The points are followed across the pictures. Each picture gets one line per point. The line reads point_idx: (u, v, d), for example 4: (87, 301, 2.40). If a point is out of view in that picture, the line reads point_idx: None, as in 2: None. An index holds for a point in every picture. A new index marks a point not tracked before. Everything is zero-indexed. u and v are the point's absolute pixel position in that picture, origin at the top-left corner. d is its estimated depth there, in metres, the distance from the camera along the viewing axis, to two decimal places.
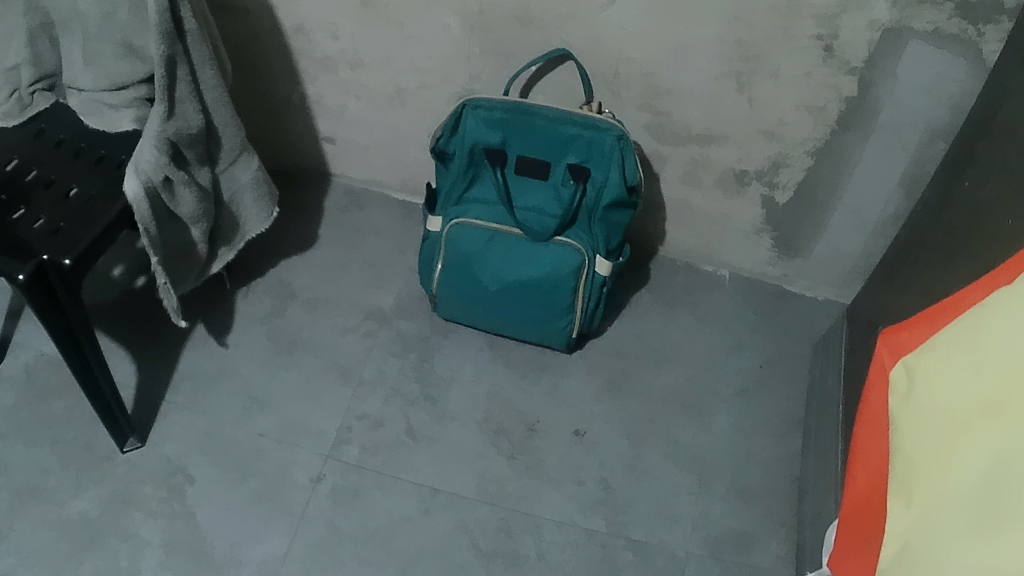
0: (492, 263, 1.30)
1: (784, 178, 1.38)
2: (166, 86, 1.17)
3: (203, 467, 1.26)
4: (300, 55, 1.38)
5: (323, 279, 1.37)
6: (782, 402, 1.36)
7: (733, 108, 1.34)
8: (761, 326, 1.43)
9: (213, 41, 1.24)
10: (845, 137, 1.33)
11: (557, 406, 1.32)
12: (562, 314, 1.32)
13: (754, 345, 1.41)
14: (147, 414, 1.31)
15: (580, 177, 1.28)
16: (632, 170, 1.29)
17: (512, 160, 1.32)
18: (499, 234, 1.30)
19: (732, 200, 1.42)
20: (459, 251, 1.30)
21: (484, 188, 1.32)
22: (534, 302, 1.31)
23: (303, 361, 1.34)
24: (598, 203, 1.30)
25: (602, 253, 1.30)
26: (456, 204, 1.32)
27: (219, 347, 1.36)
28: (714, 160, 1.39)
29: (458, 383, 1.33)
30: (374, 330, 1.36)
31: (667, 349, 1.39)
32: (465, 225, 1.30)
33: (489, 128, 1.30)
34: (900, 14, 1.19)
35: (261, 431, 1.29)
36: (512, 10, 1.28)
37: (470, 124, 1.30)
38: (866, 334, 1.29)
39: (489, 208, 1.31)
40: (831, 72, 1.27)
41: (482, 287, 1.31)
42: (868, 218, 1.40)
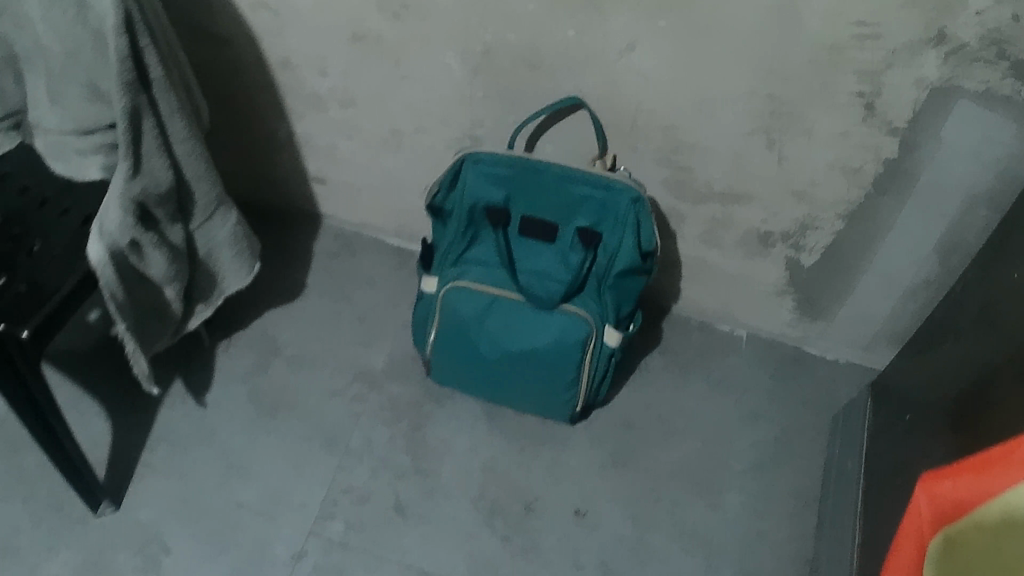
0: (491, 332, 1.20)
1: (812, 241, 1.27)
2: (130, 142, 1.07)
3: (181, 535, 1.15)
4: (287, 91, 1.29)
5: (312, 335, 1.28)
6: (799, 483, 1.26)
7: (761, 166, 1.23)
8: (779, 394, 1.33)
9: (185, 88, 1.13)
10: (879, 200, 1.23)
11: (557, 482, 1.22)
12: (565, 388, 1.22)
13: (769, 416, 1.31)
14: (121, 475, 1.20)
15: (591, 241, 1.18)
16: (648, 235, 1.19)
17: (516, 219, 1.22)
18: (500, 300, 1.20)
19: (753, 261, 1.29)
20: (455, 317, 1.20)
21: (485, 249, 1.22)
22: (536, 374, 1.22)
23: (285, 426, 1.23)
24: (609, 269, 1.20)
25: (613, 322, 1.20)
26: (453, 264, 1.22)
27: (197, 407, 1.25)
28: (734, 219, 1.28)
29: (451, 455, 1.23)
30: (364, 392, 1.25)
31: (676, 419, 1.29)
32: (463, 289, 1.20)
33: (491, 184, 1.20)
34: (949, 74, 1.08)
35: (240, 501, 1.18)
36: (519, 53, 1.19)
37: (471, 180, 1.20)
38: (891, 422, 1.18)
39: (490, 270, 1.21)
40: (870, 131, 1.18)
41: (480, 356, 1.22)
42: (899, 283, 1.30)
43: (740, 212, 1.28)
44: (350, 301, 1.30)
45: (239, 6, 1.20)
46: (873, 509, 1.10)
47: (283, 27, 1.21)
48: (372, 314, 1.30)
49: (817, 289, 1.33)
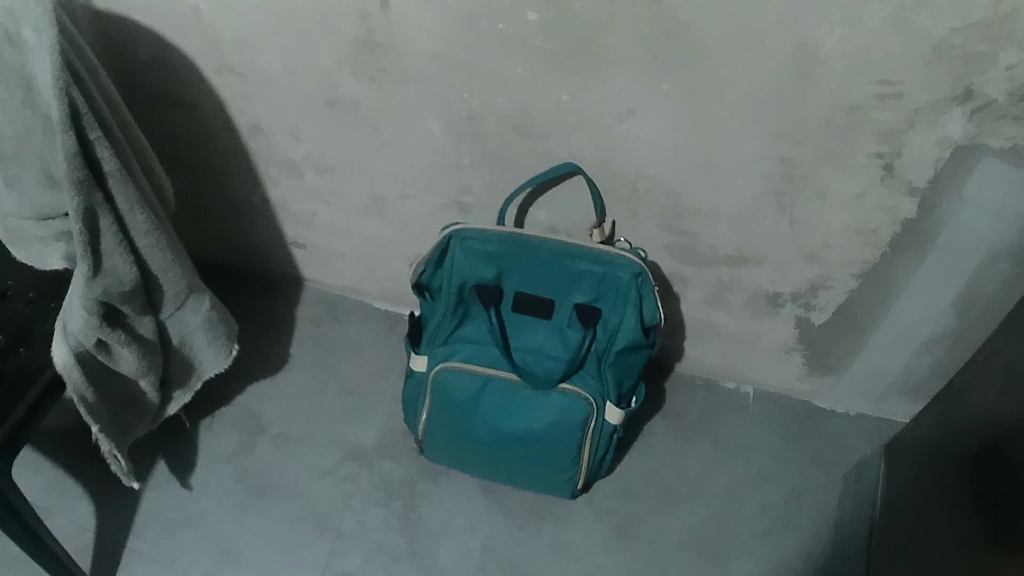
0: (487, 414, 1.14)
1: (824, 300, 1.22)
2: (88, 244, 0.99)
3: None
4: (259, 156, 1.23)
5: (300, 411, 1.22)
6: (812, 551, 1.18)
7: (770, 229, 1.18)
8: (789, 455, 1.26)
9: (135, 173, 1.05)
10: (894, 261, 1.17)
11: (558, 561, 1.15)
12: (566, 467, 1.16)
13: (779, 476, 1.25)
14: (108, 558, 1.10)
15: (590, 320, 1.13)
16: (651, 310, 1.14)
17: (509, 296, 1.17)
18: (494, 380, 1.13)
19: (761, 319, 1.25)
20: (447, 397, 1.14)
21: (476, 327, 1.16)
22: (535, 455, 1.16)
23: (276, 509, 1.15)
24: (609, 347, 1.15)
25: (614, 400, 1.14)
26: (443, 344, 1.16)
27: (183, 489, 1.17)
28: (746, 281, 1.23)
29: (447, 536, 1.16)
30: (355, 471, 1.19)
31: (682, 486, 1.23)
32: (455, 368, 1.13)
33: (482, 262, 1.14)
34: (974, 132, 1.02)
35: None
36: (508, 117, 1.12)
37: (461, 258, 1.14)
38: (893, 505, 1.10)
39: (483, 349, 1.14)
40: (888, 194, 1.12)
41: (474, 437, 1.16)
42: (912, 339, 1.23)
43: (747, 275, 1.23)
44: (339, 373, 1.25)
45: (204, 70, 1.16)
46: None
47: (252, 91, 1.16)
48: (362, 387, 1.25)
49: (827, 343, 1.27)
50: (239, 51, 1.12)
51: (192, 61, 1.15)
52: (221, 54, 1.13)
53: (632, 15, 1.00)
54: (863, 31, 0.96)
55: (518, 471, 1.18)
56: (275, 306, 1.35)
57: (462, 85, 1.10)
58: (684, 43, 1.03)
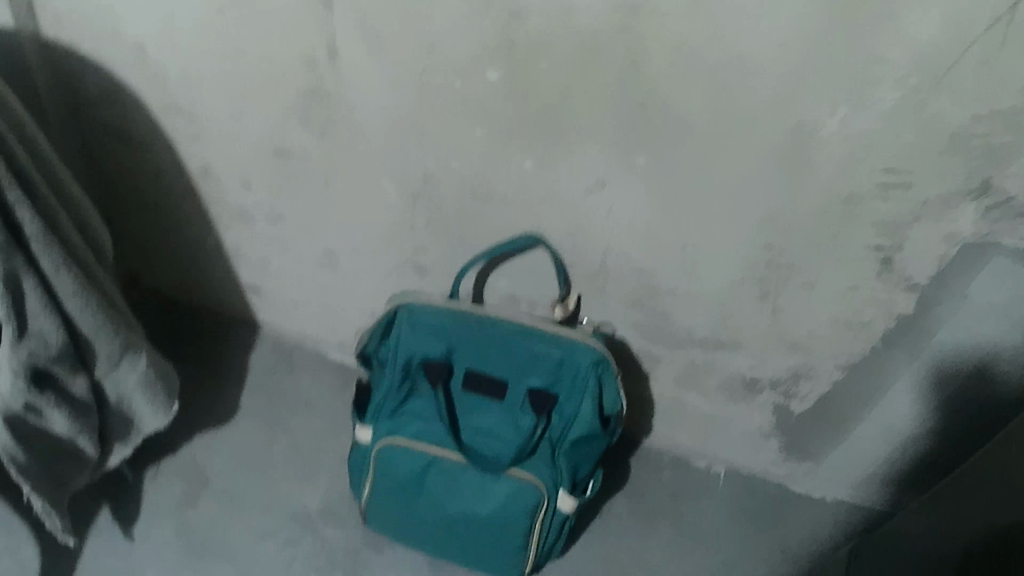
0: (432, 492, 1.12)
1: (805, 389, 1.14)
2: (11, 306, 0.93)
3: None
4: (212, 201, 1.20)
5: (245, 467, 1.17)
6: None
7: (752, 314, 1.12)
8: (755, 544, 1.18)
9: (62, 230, 0.99)
10: (883, 358, 1.08)
11: None
12: (511, 552, 1.13)
13: (746, 567, 1.16)
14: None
15: (545, 406, 1.13)
16: (610, 400, 1.16)
17: (458, 377, 1.16)
18: (441, 460, 1.12)
19: (735, 404, 1.19)
20: (391, 472, 1.12)
21: (422, 403, 1.14)
22: (483, 535, 1.13)
23: (214, 568, 1.08)
24: (561, 435, 1.15)
25: (567, 488, 1.13)
26: (388, 418, 1.15)
27: (124, 538, 1.10)
28: (719, 366, 1.17)
29: None
30: (297, 535, 1.13)
31: (641, 573, 1.15)
32: (399, 445, 1.12)
33: (433, 337, 1.15)
34: (987, 228, 0.94)
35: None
36: (465, 182, 1.08)
37: (409, 332, 1.15)
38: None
39: (429, 426, 1.12)
40: (884, 288, 1.03)
41: (419, 514, 1.13)
42: (897, 435, 1.13)
43: (722, 359, 1.17)
44: (286, 430, 1.21)
45: (152, 109, 1.11)
46: None
47: (200, 133, 1.12)
48: (311, 445, 1.21)
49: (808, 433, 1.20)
50: (186, 92, 1.08)
51: (140, 99, 1.11)
52: (168, 95, 1.09)
53: (606, 79, 0.94)
54: (869, 115, 0.89)
55: (462, 552, 1.15)
56: (232, 350, 1.30)
57: (414, 144, 1.06)
58: (661, 117, 0.96)
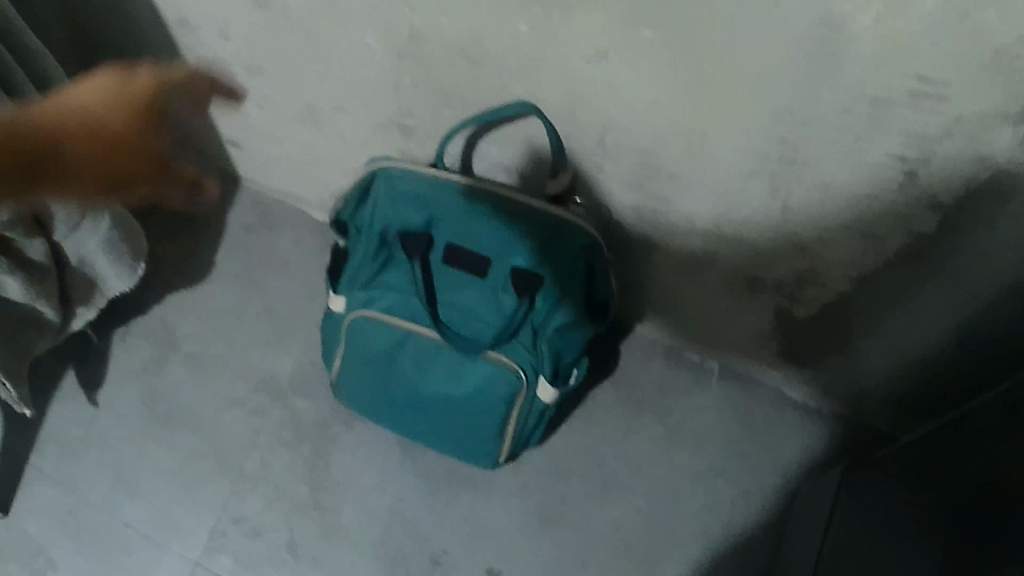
0: (405, 370, 1.07)
1: (809, 295, 1.05)
2: None
3: (68, 554, 1.00)
4: (190, 50, 1.11)
5: (216, 328, 1.13)
6: (747, 564, 1.08)
7: (761, 207, 1.00)
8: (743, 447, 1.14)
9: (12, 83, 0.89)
10: (894, 279, 0.98)
11: (469, 534, 1.07)
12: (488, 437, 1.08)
13: (731, 471, 1.12)
14: (11, 474, 1.04)
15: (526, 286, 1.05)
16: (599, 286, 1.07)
17: (439, 249, 1.07)
18: (415, 337, 1.06)
19: (737, 301, 1.11)
20: (364, 347, 1.07)
21: (398, 275, 1.07)
22: (455, 419, 1.08)
23: (178, 439, 1.07)
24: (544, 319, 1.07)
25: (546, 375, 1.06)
26: (363, 289, 1.08)
27: (89, 404, 1.08)
28: (722, 260, 1.08)
29: (354, 492, 1.07)
30: (266, 405, 1.10)
31: (620, 468, 1.13)
32: (371, 318, 1.06)
33: (412, 207, 1.07)
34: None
35: (127, 519, 1.02)
36: (451, 43, 0.95)
37: (387, 201, 1.08)
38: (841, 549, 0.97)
39: (404, 299, 1.06)
40: (904, 203, 0.90)
41: (391, 393, 1.08)
42: (904, 351, 1.05)
43: (727, 254, 1.07)
44: (263, 289, 1.15)
45: None
46: None
47: None
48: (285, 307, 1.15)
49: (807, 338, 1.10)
50: None
51: None
52: None
53: None
54: (909, 16, 0.72)
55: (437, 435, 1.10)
56: (212, 198, 1.23)
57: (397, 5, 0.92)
58: None
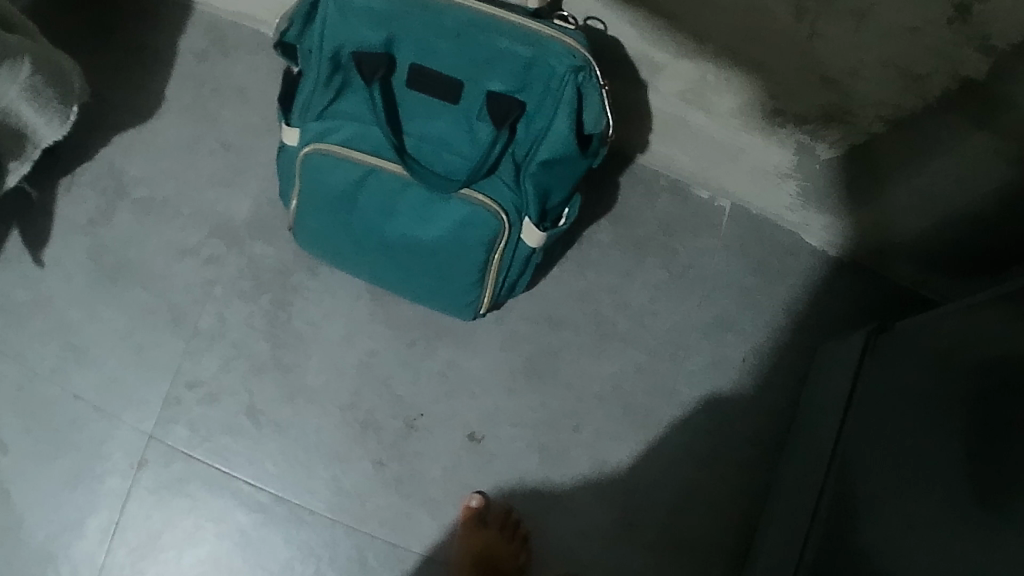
0: (369, 212, 0.92)
1: (833, 134, 0.90)
2: None
3: (18, 430, 0.97)
4: None
5: (165, 170, 1.01)
6: (754, 418, 1.00)
7: (783, 34, 0.81)
8: (754, 295, 1.03)
9: None
10: (931, 123, 0.83)
11: (448, 394, 0.98)
12: (465, 288, 0.95)
13: (741, 325, 1.02)
14: None
15: (506, 117, 0.87)
16: (592, 116, 0.87)
17: (402, 71, 0.88)
18: (378, 174, 0.90)
19: (751, 135, 0.95)
20: (319, 185, 0.92)
21: (358, 101, 0.90)
22: (427, 269, 0.94)
23: (127, 295, 0.99)
24: (528, 153, 0.89)
25: (533, 219, 0.90)
26: (318, 119, 0.91)
27: (35, 266, 1.00)
28: (739, 84, 0.90)
29: (321, 348, 0.98)
30: (221, 253, 0.99)
31: (620, 317, 1.01)
32: (327, 155, 0.90)
33: (368, 24, 0.85)
34: None
35: (76, 391, 0.98)
36: None
37: (337, 16, 0.86)
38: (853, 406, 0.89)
39: (365, 132, 0.89)
40: (954, 41, 0.73)
41: (353, 237, 0.94)
42: (938, 202, 0.91)
43: (743, 83, 0.90)
44: (215, 123, 1.02)
45: None
46: (844, 506, 0.82)
47: None
48: (242, 144, 1.02)
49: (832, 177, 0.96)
50: None
51: None
52: None
53: None
54: None
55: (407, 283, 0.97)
56: (151, 14, 1.05)
57: None
58: None
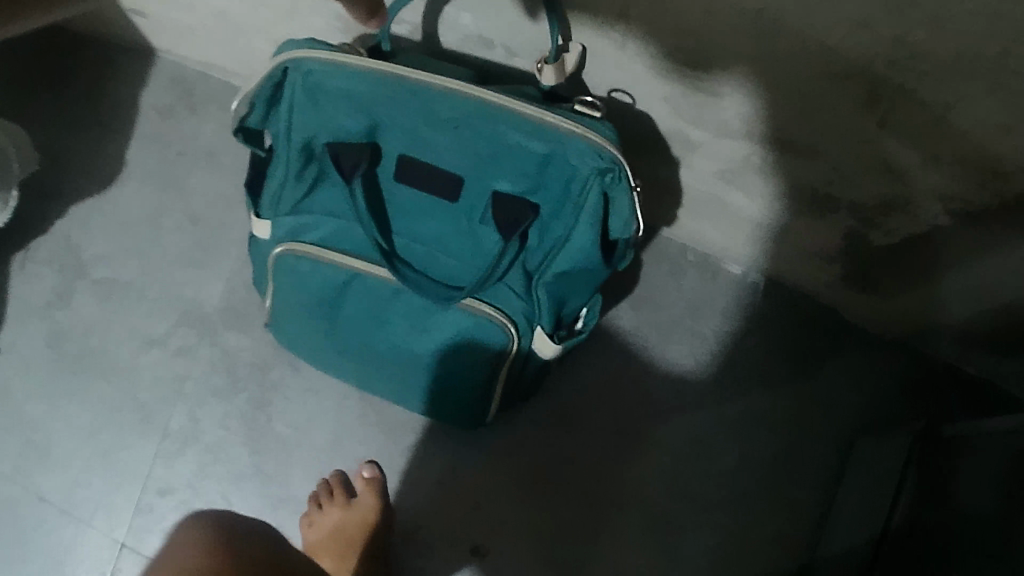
0: (357, 318, 0.80)
1: (892, 224, 0.77)
2: None
3: None
4: None
5: (129, 250, 0.96)
6: (789, 521, 0.89)
7: (847, 120, 0.67)
8: (790, 381, 0.93)
9: None
10: (1010, 216, 0.68)
11: (448, 505, 0.89)
12: (467, 403, 0.82)
13: (775, 418, 0.93)
14: None
15: (518, 224, 0.70)
16: (620, 222, 0.70)
17: (389, 163, 0.73)
18: (365, 277, 0.77)
19: (796, 216, 0.83)
20: (298, 290, 0.80)
21: (336, 194, 0.77)
22: (423, 380, 0.82)
23: (90, 390, 0.91)
24: (540, 258, 0.74)
25: (546, 329, 0.76)
26: (290, 212, 0.78)
27: None
28: (786, 169, 0.77)
29: (306, 452, 0.90)
30: (192, 344, 0.93)
31: (638, 412, 0.93)
32: (303, 257, 0.78)
33: (345, 109, 0.70)
34: None
35: (42, 493, 0.89)
36: None
37: (306, 99, 0.71)
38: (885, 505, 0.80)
39: (346, 230, 0.77)
40: None
41: (340, 343, 0.82)
42: (1007, 295, 0.78)
43: (790, 167, 0.76)
44: (182, 190, 0.98)
45: None
46: None
47: None
48: (210, 217, 0.96)
49: (890, 260, 0.83)
50: None
51: None
52: None
53: None
54: None
55: (402, 392, 0.85)
56: (120, 87, 1.01)
57: None
58: None
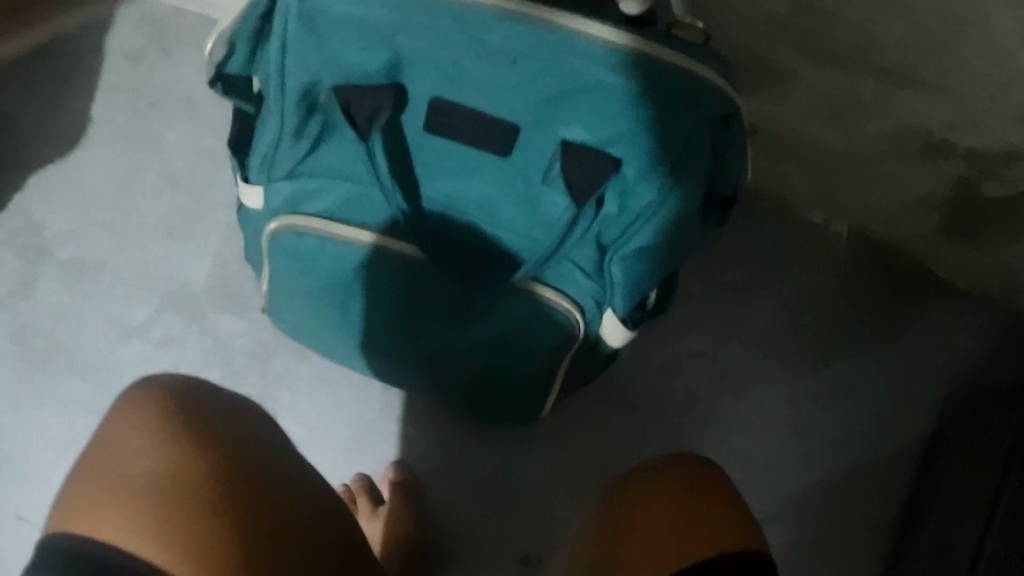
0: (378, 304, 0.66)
1: (1016, 174, 0.66)
2: None
3: None
4: None
5: (100, 223, 0.82)
6: (879, 510, 0.79)
7: (989, 49, 0.56)
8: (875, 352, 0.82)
9: None
10: None
11: (491, 509, 0.77)
12: (519, 400, 0.70)
13: (860, 391, 0.81)
14: None
15: (594, 187, 0.56)
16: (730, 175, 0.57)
17: (418, 111, 0.58)
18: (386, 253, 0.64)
19: (897, 158, 0.72)
20: (299, 277, 0.67)
21: (345, 153, 0.62)
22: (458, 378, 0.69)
23: (61, 391, 0.77)
24: (614, 223, 0.59)
25: (618, 314, 0.63)
26: (287, 177, 0.63)
27: None
28: (898, 107, 0.66)
29: (318, 454, 0.77)
30: (178, 332, 0.79)
31: (704, 390, 0.81)
32: (306, 234, 0.64)
33: (358, 42, 0.55)
34: None
35: (21, 512, 0.75)
36: None
37: (304, 38, 0.56)
38: (987, 475, 0.69)
39: (363, 194, 0.63)
40: None
41: (354, 338, 0.69)
42: None
43: (903, 98, 0.65)
44: (160, 150, 0.84)
45: None
46: None
47: None
48: (193, 180, 0.83)
49: (1003, 217, 0.72)
50: None
51: None
52: None
53: None
54: None
55: (432, 391, 0.71)
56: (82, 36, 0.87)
57: None
58: None
